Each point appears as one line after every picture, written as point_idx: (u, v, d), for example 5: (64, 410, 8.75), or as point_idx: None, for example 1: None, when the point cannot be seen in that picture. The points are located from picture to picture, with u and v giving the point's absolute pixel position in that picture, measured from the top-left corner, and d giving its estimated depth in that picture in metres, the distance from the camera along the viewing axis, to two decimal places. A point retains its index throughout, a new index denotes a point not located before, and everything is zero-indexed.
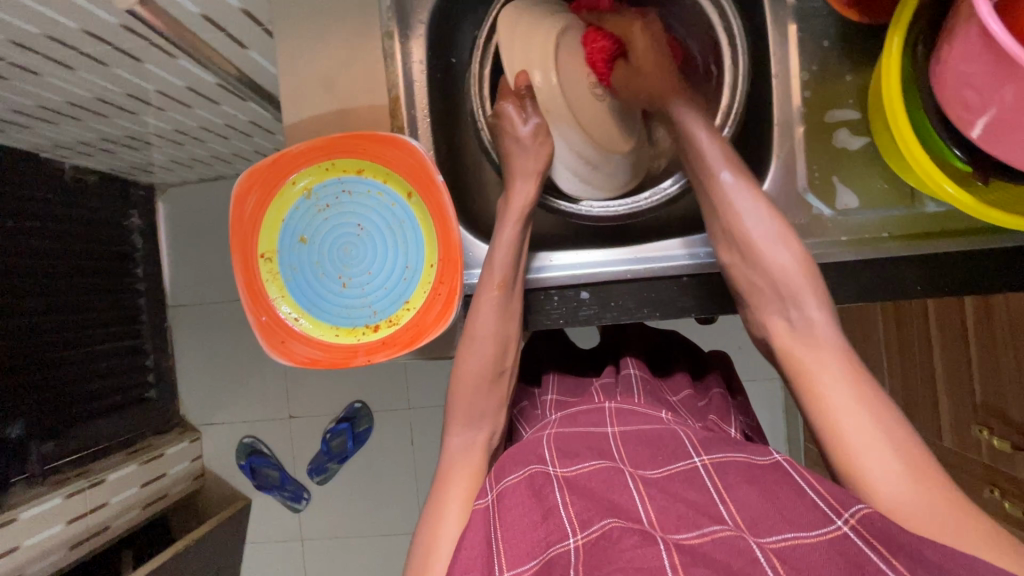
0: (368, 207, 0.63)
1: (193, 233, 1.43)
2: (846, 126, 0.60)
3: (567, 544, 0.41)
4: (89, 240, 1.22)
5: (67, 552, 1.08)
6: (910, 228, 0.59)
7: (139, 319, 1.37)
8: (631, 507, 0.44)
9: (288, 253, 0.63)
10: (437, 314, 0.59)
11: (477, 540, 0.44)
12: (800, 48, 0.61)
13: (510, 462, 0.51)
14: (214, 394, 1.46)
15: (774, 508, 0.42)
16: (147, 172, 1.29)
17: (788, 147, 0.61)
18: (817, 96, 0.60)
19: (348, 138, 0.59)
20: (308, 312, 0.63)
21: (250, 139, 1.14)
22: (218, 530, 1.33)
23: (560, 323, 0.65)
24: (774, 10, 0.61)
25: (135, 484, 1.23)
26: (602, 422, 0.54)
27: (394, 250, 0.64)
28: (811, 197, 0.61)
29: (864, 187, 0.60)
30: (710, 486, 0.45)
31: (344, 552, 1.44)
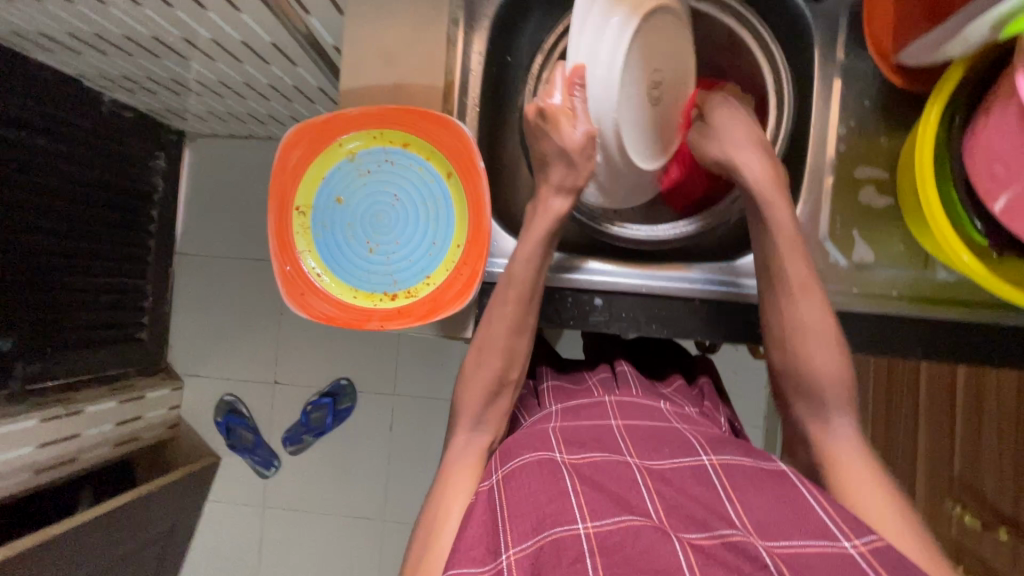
0: (407, 180, 0.65)
1: (215, 185, 1.45)
2: (874, 183, 0.63)
3: (576, 528, 0.44)
4: (113, 174, 1.23)
5: (32, 476, 1.07)
6: (918, 291, 0.61)
7: (146, 260, 1.38)
8: (639, 501, 0.47)
9: (322, 211, 0.65)
10: (456, 294, 0.61)
11: (484, 521, 0.49)
12: (840, 103, 0.63)
13: (520, 447, 0.54)
14: (203, 347, 1.46)
15: (781, 518, 0.46)
16: (181, 118, 1.31)
17: (815, 194, 0.63)
18: (849, 151, 0.63)
19: (398, 111, 0.60)
20: (331, 270, 0.65)
21: (289, 103, 1.16)
22: (182, 483, 1.32)
23: (569, 325, 0.67)
24: (823, 64, 0.64)
25: (109, 421, 1.23)
26: (606, 417, 0.58)
27: (425, 225, 0.65)
28: (830, 246, 0.63)
29: (882, 245, 0.62)
30: (718, 486, 0.49)
31: (303, 526, 1.43)
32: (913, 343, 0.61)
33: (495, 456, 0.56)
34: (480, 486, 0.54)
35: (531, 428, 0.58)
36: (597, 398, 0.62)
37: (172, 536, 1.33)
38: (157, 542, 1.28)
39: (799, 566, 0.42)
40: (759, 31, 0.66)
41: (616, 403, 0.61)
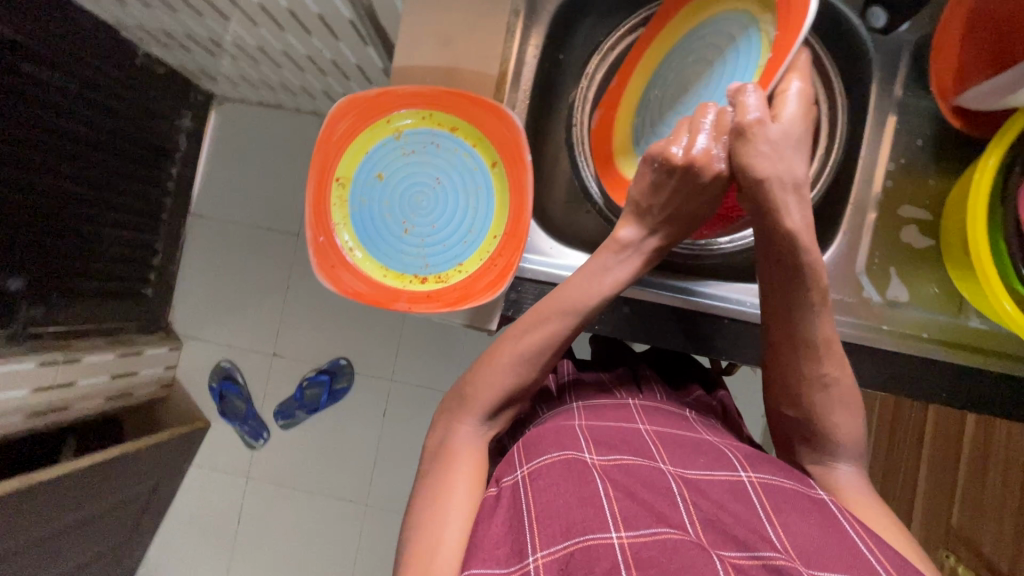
0: (451, 164, 0.66)
1: (237, 151, 1.45)
2: (915, 224, 0.64)
3: (609, 537, 0.45)
4: (139, 128, 1.22)
5: (23, 420, 1.07)
6: (948, 335, 0.63)
7: (160, 217, 1.37)
8: (674, 515, 0.48)
9: (362, 185, 0.66)
10: (488, 283, 0.61)
11: (503, 517, 0.50)
12: (893, 140, 0.65)
13: (542, 443, 0.56)
14: (206, 311, 1.46)
15: (825, 544, 0.46)
16: (213, 80, 1.31)
17: (856, 227, 0.64)
18: (895, 189, 0.64)
19: (452, 93, 0.62)
20: (364, 246, 0.66)
21: (324, 78, 1.16)
22: (170, 443, 1.31)
23: (597, 329, 0.68)
24: (879, 100, 0.65)
25: (105, 373, 1.22)
26: (632, 419, 0.61)
27: (464, 213, 0.66)
28: (862, 280, 0.64)
29: (917, 285, 0.63)
30: (758, 506, 0.49)
31: (284, 502, 1.42)
32: (938, 385, 0.62)
33: (517, 448, 0.58)
34: (499, 481, 0.55)
35: (554, 422, 0.60)
36: (620, 400, 0.65)
37: (153, 496, 1.32)
38: (138, 500, 1.28)
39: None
40: (820, 57, 0.65)
41: (640, 407, 0.64)
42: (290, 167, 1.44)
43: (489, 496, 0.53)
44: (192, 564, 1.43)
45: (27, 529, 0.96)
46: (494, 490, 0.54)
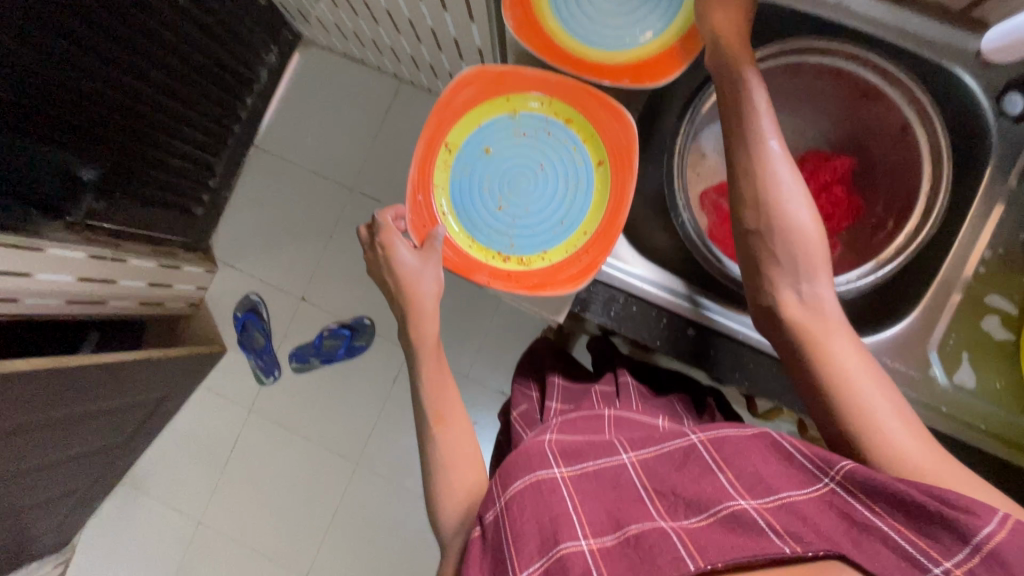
0: (557, 154, 0.73)
1: (313, 95, 1.48)
2: (999, 314, 0.67)
3: (580, 545, 0.47)
4: (228, 52, 1.24)
5: (60, 304, 1.08)
6: (999, 429, 0.66)
7: (227, 142, 1.40)
8: (638, 506, 0.51)
9: (468, 155, 0.73)
10: (570, 276, 0.69)
11: (484, 567, 0.50)
12: (995, 228, 0.67)
13: (515, 468, 0.55)
14: (247, 242, 1.48)
15: (766, 479, 0.50)
16: (306, 22, 1.33)
17: (941, 305, 0.67)
18: (985, 278, 0.67)
19: (571, 85, 0.69)
20: (456, 213, 0.74)
21: (418, 44, 1.17)
22: (186, 359, 1.34)
23: (657, 344, 0.69)
24: (991, 187, 0.67)
25: (143, 279, 1.25)
26: (602, 430, 0.63)
27: (559, 201, 0.73)
28: (935, 357, 0.67)
29: (982, 375, 0.67)
30: (710, 462, 0.53)
31: (279, 442, 1.44)
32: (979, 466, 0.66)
33: (493, 481, 0.56)
34: (483, 518, 0.54)
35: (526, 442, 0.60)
36: (595, 410, 0.68)
37: (158, 407, 1.35)
38: (145, 406, 1.31)
39: (791, 516, 0.47)
40: (935, 134, 0.67)
41: (613, 418, 0.66)
42: (360, 122, 1.46)
43: (476, 536, 0.53)
44: (177, 481, 1.46)
45: (40, 409, 0.99)
46: (479, 530, 0.53)
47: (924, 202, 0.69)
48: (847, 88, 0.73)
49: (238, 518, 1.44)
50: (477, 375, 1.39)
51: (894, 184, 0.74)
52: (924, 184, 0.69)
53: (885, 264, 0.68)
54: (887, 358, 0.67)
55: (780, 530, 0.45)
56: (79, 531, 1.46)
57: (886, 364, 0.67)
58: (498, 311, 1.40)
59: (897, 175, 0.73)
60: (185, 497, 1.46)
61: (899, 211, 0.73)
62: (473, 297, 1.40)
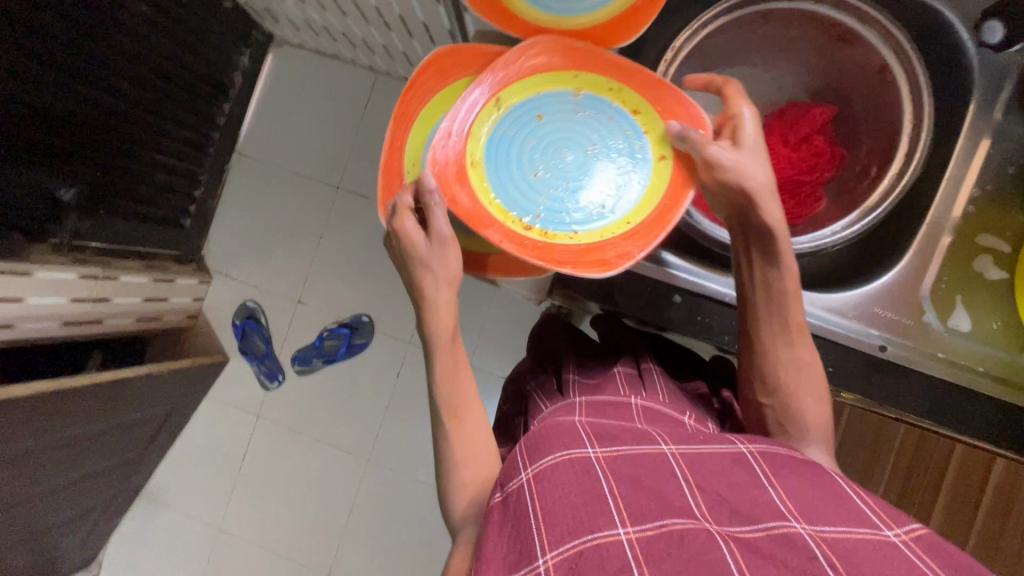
0: (614, 131, 0.69)
1: (291, 95, 1.45)
2: (991, 254, 0.66)
3: (616, 534, 0.46)
4: (199, 58, 1.22)
5: (58, 326, 1.09)
6: (997, 372, 0.66)
7: (208, 150, 1.39)
8: (679, 499, 0.50)
9: (520, 113, 0.69)
10: (593, 262, 0.65)
11: (503, 534, 0.49)
12: (981, 165, 0.66)
13: (546, 443, 0.55)
14: (239, 250, 1.48)
15: (825, 504, 0.50)
16: (277, 20, 1.30)
17: (931, 249, 0.66)
18: (975, 216, 0.66)
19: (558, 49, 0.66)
20: (485, 165, 0.68)
21: (389, 32, 1.15)
22: (191, 372, 1.35)
23: (642, 313, 0.72)
24: (974, 123, 0.66)
25: (138, 295, 1.25)
26: (633, 417, 0.63)
27: (602, 182, 0.69)
28: (928, 303, 0.66)
29: (978, 318, 0.66)
30: (759, 473, 0.53)
31: (291, 445, 1.45)
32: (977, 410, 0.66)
33: (521, 451, 0.56)
34: (506, 485, 0.53)
35: (554, 420, 0.61)
36: (622, 398, 0.67)
37: (167, 421, 1.36)
38: (154, 421, 1.32)
39: (849, 552, 0.45)
40: (914, 71, 0.65)
41: (641, 407, 0.66)
42: (340, 118, 1.45)
43: (495, 501, 0.52)
44: (194, 491, 1.48)
45: (48, 433, 1.00)
46: (500, 496, 0.53)
47: (905, 143, 0.67)
48: (823, 32, 0.71)
49: (256, 523, 1.46)
50: (479, 363, 1.39)
51: (874, 121, 0.72)
52: (905, 124, 0.67)
53: (865, 213, 0.67)
54: (879, 308, 0.66)
55: (840, 566, 0.44)
56: (103, 547, 1.48)
57: (878, 313, 0.66)
58: (495, 298, 1.40)
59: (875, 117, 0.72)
60: (203, 507, 1.48)
61: (880, 152, 0.71)
62: (468, 285, 1.39)
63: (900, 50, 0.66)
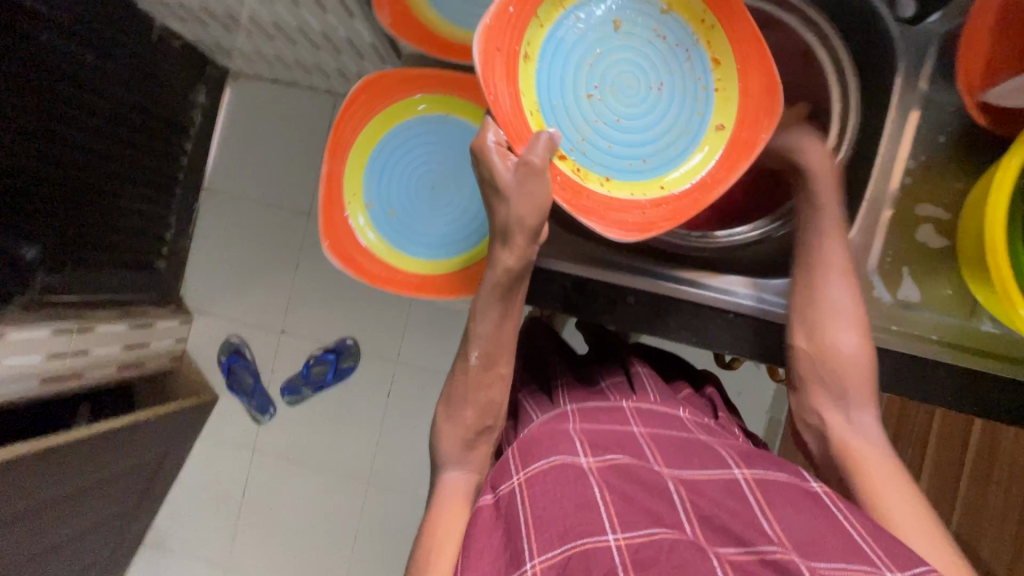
0: (680, 72, 0.68)
1: (252, 128, 1.45)
2: (932, 223, 0.67)
3: (607, 540, 0.45)
4: (153, 101, 1.21)
5: (39, 385, 1.10)
6: (954, 338, 0.66)
7: (174, 191, 1.38)
8: (669, 516, 0.48)
9: (596, 37, 0.67)
10: (626, 220, 0.64)
11: (495, 538, 0.51)
12: (915, 134, 0.66)
13: (538, 447, 0.55)
14: (217, 287, 1.47)
15: (821, 540, 0.46)
16: (228, 55, 1.29)
17: (872, 223, 0.67)
18: (912, 186, 0.67)
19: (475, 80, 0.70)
20: (534, 86, 0.66)
21: (338, 56, 1.15)
22: (180, 414, 1.34)
23: (598, 315, 0.70)
24: (904, 93, 0.66)
25: (118, 343, 1.25)
26: (627, 422, 0.59)
27: (653, 130, 0.69)
28: (876, 279, 0.67)
29: (928, 287, 0.66)
30: (753, 502, 0.50)
31: (290, 476, 1.45)
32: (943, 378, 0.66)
33: (513, 452, 0.56)
34: (497, 489, 0.54)
35: (551, 425, 0.59)
36: (614, 403, 0.64)
37: (161, 466, 1.35)
38: (148, 467, 1.30)
39: None
40: (838, 56, 0.71)
41: (636, 410, 0.62)
42: (303, 145, 1.45)
43: (484, 504, 0.54)
44: (198, 532, 1.47)
45: (39, 492, 0.99)
46: (491, 499, 0.54)
47: (838, 123, 0.72)
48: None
49: (264, 558, 1.45)
50: None
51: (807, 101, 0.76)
52: (834, 101, 0.73)
53: None
54: None
55: None
56: None
57: None
58: None
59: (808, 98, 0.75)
60: (208, 548, 1.47)
61: None
62: None
63: (823, 35, 0.71)
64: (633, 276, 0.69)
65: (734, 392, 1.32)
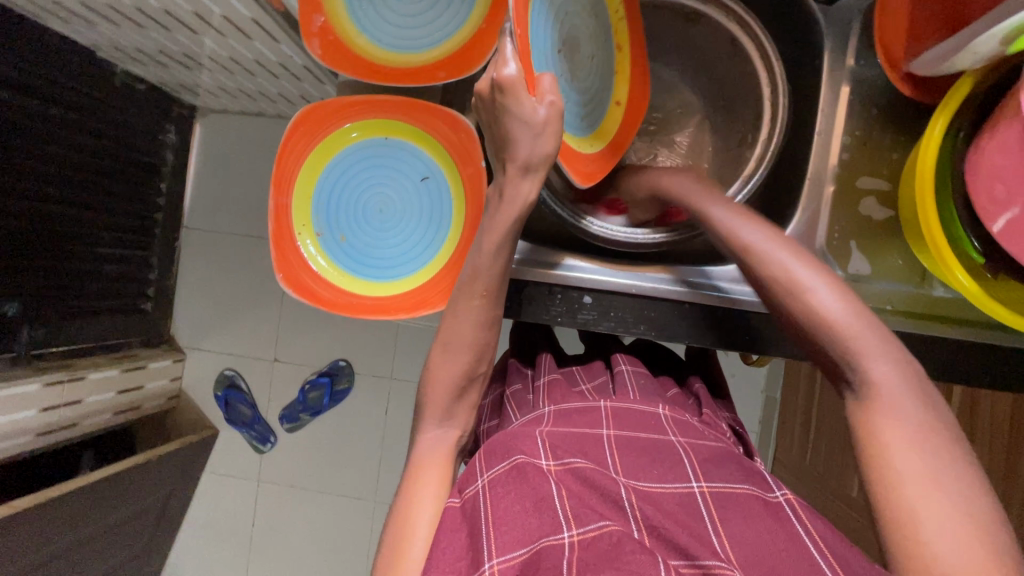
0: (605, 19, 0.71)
1: (225, 162, 1.45)
2: (874, 196, 0.69)
3: (561, 538, 0.46)
4: (123, 146, 1.22)
5: (33, 439, 1.11)
6: (909, 305, 0.67)
7: (154, 232, 1.39)
8: (623, 521, 0.49)
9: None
10: (588, 169, 0.70)
11: (458, 536, 0.50)
12: (847, 110, 0.69)
13: (501, 447, 0.55)
14: (206, 322, 1.48)
15: (774, 552, 0.47)
16: (193, 93, 1.30)
17: (816, 202, 0.69)
18: (851, 161, 0.69)
19: (424, 104, 0.67)
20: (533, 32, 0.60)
21: (299, 83, 1.17)
22: (182, 452, 1.34)
23: (558, 319, 0.70)
24: (832, 71, 0.69)
25: (111, 389, 1.26)
26: (599, 425, 0.60)
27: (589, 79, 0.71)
28: (826, 256, 0.69)
29: (878, 258, 0.68)
30: (705, 517, 0.51)
31: (297, 503, 1.45)
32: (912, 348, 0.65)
33: (478, 455, 0.57)
34: (462, 491, 0.54)
35: (518, 428, 0.59)
36: (591, 403, 0.64)
37: (168, 506, 1.35)
38: (154, 508, 1.30)
39: None
40: (758, 37, 0.72)
41: (610, 410, 0.62)
42: None
43: (450, 504, 0.53)
44: (212, 566, 1.48)
45: (47, 544, 1.00)
46: (456, 501, 0.54)
47: (770, 103, 0.73)
48: (673, 13, 0.78)
49: None
50: None
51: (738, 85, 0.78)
52: (763, 83, 0.74)
53: (754, 170, 0.72)
54: None
55: None
56: None
57: None
58: None
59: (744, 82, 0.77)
60: None
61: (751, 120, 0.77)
62: None
63: (741, 22, 0.73)
64: (594, 278, 0.70)
65: (728, 375, 1.32)
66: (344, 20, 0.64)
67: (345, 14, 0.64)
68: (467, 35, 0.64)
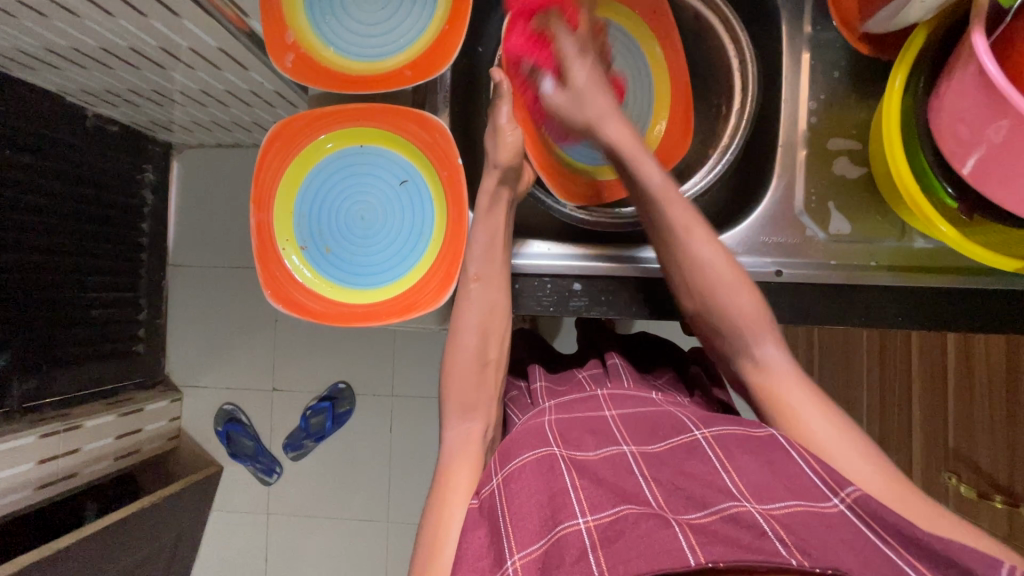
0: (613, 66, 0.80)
1: (205, 195, 1.44)
2: (846, 154, 0.70)
3: (576, 523, 0.46)
4: (100, 189, 1.21)
5: (33, 492, 1.09)
6: (895, 261, 0.67)
7: (138, 273, 1.38)
8: (638, 492, 0.49)
9: None
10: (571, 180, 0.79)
11: (483, 535, 0.49)
12: (812, 75, 0.71)
13: (516, 447, 0.55)
14: (201, 358, 1.46)
15: (773, 480, 0.48)
16: (167, 131, 1.29)
17: (790, 165, 0.71)
18: (821, 125, 0.70)
19: (397, 109, 0.67)
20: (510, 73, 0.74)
21: (271, 109, 1.17)
22: (188, 491, 1.32)
23: (548, 309, 0.71)
24: (792, 40, 0.71)
25: (110, 435, 1.24)
26: (599, 409, 0.60)
27: None
28: (806, 218, 0.70)
29: (857, 217, 0.69)
30: (713, 457, 0.51)
31: (309, 530, 1.43)
32: (896, 303, 0.66)
33: (495, 456, 0.57)
34: (480, 492, 0.54)
35: (529, 423, 0.59)
36: (588, 393, 0.64)
37: (178, 548, 1.33)
38: (164, 552, 1.28)
39: (804, 524, 0.45)
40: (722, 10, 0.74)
41: (608, 396, 0.63)
42: None
43: (472, 508, 0.53)
44: None
45: None
46: (476, 503, 0.53)
47: (739, 71, 0.75)
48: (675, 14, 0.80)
49: None
50: None
51: (707, 64, 0.80)
52: (729, 47, 0.75)
53: (734, 136, 0.74)
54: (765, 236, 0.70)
55: (788, 539, 0.43)
56: None
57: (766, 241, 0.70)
58: None
59: (712, 57, 0.79)
60: None
61: (723, 94, 0.79)
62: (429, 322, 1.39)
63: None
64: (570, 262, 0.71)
65: None
66: (309, 35, 0.65)
67: (311, 32, 0.65)
68: (432, 37, 0.65)
